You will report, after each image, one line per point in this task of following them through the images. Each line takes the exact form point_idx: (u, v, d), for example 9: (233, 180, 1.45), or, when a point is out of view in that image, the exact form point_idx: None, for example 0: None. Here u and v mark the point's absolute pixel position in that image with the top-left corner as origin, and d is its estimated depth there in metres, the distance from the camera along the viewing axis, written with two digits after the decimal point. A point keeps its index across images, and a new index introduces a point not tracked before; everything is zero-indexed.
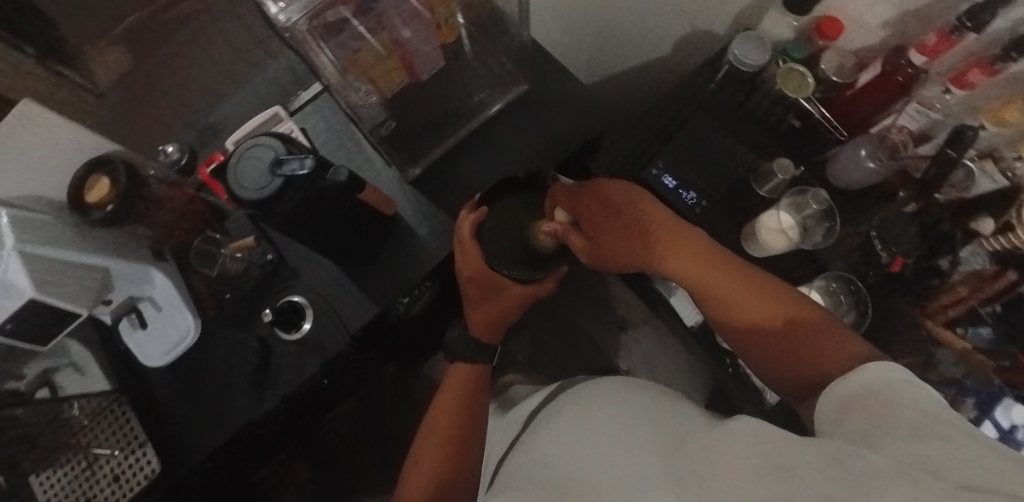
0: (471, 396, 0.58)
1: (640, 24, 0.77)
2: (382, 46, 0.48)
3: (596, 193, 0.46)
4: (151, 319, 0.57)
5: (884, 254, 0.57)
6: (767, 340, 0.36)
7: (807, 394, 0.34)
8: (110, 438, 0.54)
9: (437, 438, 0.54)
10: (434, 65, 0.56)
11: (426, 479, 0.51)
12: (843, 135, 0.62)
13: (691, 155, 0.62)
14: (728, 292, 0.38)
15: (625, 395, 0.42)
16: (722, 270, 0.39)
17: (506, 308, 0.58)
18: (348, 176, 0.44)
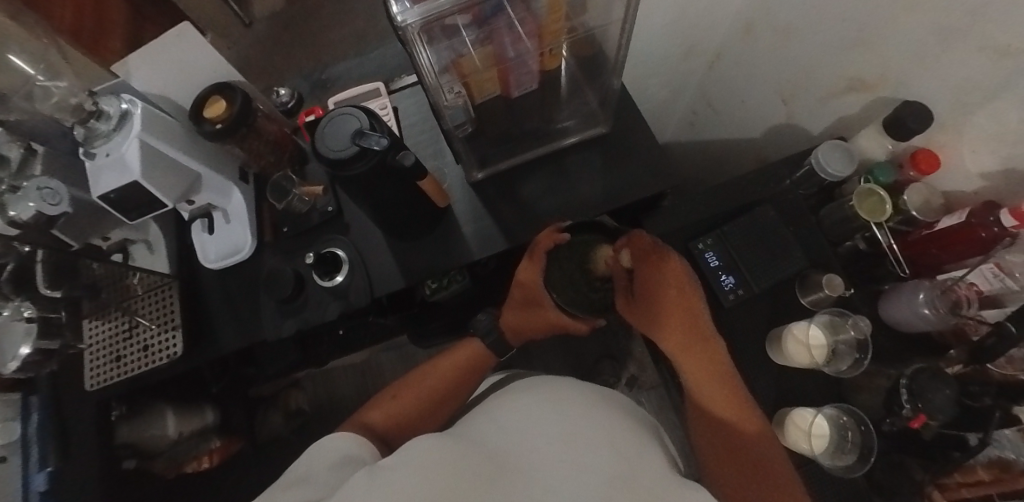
0: (468, 372, 0.62)
1: (755, 99, 0.78)
2: (484, 67, 0.53)
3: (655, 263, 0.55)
4: (218, 227, 0.64)
5: (906, 407, 0.52)
6: (725, 417, 0.49)
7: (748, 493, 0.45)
8: (152, 312, 0.61)
9: (421, 390, 0.59)
10: (523, 86, 0.60)
11: (391, 414, 0.56)
12: (905, 273, 0.60)
13: (747, 246, 0.61)
14: (714, 398, 0.50)
15: (587, 407, 0.49)
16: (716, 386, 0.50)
17: (533, 327, 0.61)
18: (413, 162, 0.49)
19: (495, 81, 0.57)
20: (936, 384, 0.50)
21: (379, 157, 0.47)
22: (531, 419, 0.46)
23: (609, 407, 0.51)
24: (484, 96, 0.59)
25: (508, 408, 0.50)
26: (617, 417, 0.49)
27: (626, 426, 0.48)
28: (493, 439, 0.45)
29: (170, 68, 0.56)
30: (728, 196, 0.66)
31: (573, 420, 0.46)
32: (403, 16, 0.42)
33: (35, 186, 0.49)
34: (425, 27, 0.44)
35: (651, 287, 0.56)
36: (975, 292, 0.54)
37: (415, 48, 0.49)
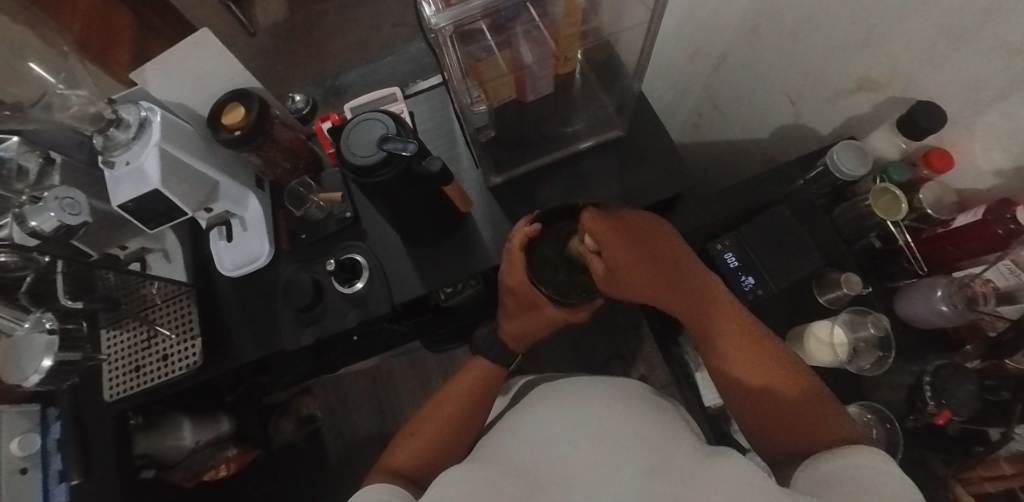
0: (482, 390, 0.61)
1: (762, 101, 0.79)
2: (504, 70, 0.53)
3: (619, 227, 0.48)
4: (235, 235, 0.63)
5: (930, 404, 0.52)
6: (748, 368, 0.45)
7: (779, 433, 0.42)
8: (172, 321, 0.60)
9: (438, 420, 0.58)
10: (539, 90, 0.60)
11: (414, 453, 0.56)
12: (922, 271, 0.61)
13: (765, 246, 0.62)
14: (725, 332, 0.47)
15: (612, 400, 0.49)
16: (726, 321, 0.47)
17: (534, 328, 0.59)
18: (439, 168, 0.49)
19: (512, 86, 0.58)
20: (959, 380, 0.51)
21: (405, 162, 0.47)
22: (556, 426, 0.46)
23: (631, 399, 0.51)
24: (501, 100, 0.60)
25: (530, 418, 0.50)
26: (643, 409, 0.48)
27: (652, 415, 0.48)
28: (520, 454, 0.45)
29: (189, 78, 0.56)
30: (742, 197, 0.67)
31: (598, 417, 0.46)
32: (440, 18, 0.42)
33: (55, 196, 0.48)
34: (456, 29, 0.45)
35: (629, 255, 0.47)
36: (991, 288, 0.53)
37: (442, 50, 0.49)
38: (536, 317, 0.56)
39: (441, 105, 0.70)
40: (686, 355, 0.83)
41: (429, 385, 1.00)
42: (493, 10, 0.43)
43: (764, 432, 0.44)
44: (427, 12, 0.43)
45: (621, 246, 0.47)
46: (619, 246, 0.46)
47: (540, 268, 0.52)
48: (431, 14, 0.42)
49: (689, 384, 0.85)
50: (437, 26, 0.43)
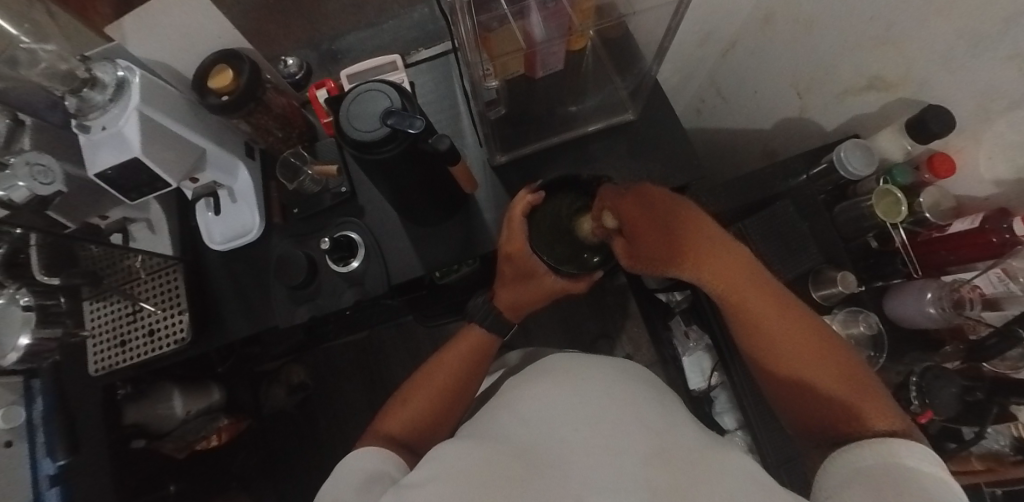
0: (475, 360, 0.60)
1: (767, 92, 0.77)
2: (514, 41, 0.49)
3: (635, 195, 0.47)
4: (224, 206, 0.60)
5: (910, 405, 0.55)
6: (790, 350, 0.44)
7: (823, 422, 0.42)
8: (156, 296, 0.59)
9: (431, 386, 0.58)
10: (549, 67, 0.57)
11: (407, 420, 0.56)
12: (915, 275, 0.62)
13: (764, 239, 0.62)
14: (760, 307, 0.45)
15: (612, 383, 0.49)
16: (758, 289, 0.45)
17: (530, 298, 0.59)
18: (447, 147, 0.46)
19: (521, 63, 0.55)
20: (943, 382, 0.53)
21: (408, 140, 0.44)
22: (550, 404, 0.46)
23: (629, 382, 0.50)
24: (507, 76, 0.56)
25: (526, 394, 0.49)
26: (642, 394, 0.48)
27: (652, 402, 0.47)
28: (519, 432, 0.43)
29: (171, 36, 0.51)
30: (748, 191, 0.66)
31: (597, 397, 0.45)
32: None
33: (26, 162, 0.45)
34: None
35: (642, 227, 0.46)
36: (977, 295, 0.56)
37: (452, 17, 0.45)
38: (533, 286, 0.57)
39: (442, 77, 0.67)
40: (675, 340, 0.85)
41: (419, 358, 1.01)
42: None
43: (810, 418, 0.43)
44: None
45: (635, 213, 0.46)
46: (633, 222, 0.46)
47: (539, 235, 0.53)
48: None
49: (676, 367, 0.87)
50: None
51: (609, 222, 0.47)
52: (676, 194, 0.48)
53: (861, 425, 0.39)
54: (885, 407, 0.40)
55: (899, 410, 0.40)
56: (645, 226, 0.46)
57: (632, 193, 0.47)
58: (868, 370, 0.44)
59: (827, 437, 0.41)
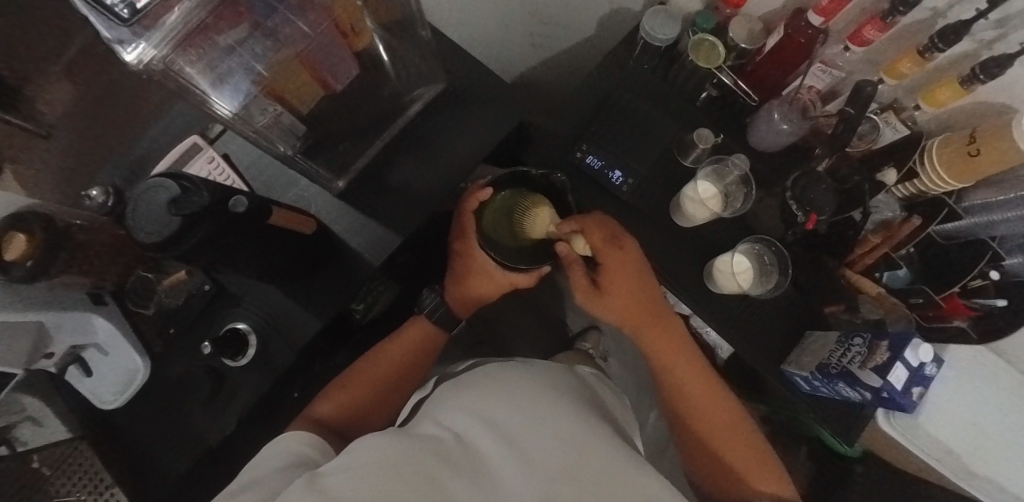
0: (420, 353, 0.61)
1: (572, 1, 0.77)
2: (272, 68, 0.42)
3: (620, 250, 0.54)
4: (96, 363, 0.58)
5: (799, 213, 0.57)
6: (702, 403, 0.57)
7: (705, 458, 0.56)
8: (74, 489, 0.52)
9: (371, 376, 0.56)
10: (345, 73, 0.50)
11: (343, 405, 0.52)
12: (756, 101, 0.63)
13: (617, 137, 0.63)
14: (681, 366, 0.58)
15: (558, 401, 0.36)
16: (683, 360, 0.58)
17: (486, 291, 0.62)
18: (247, 204, 0.45)
19: (310, 82, 0.48)
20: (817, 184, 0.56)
21: (208, 219, 0.42)
22: (487, 410, 0.34)
23: (575, 400, 0.38)
24: (307, 102, 0.49)
25: (464, 394, 0.37)
26: (592, 417, 0.36)
27: (600, 425, 0.36)
28: (449, 439, 0.32)
29: None
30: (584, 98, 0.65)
31: (539, 414, 0.33)
32: (148, 45, 0.33)
33: None
34: (170, 48, 0.34)
35: (618, 280, 0.55)
36: (814, 94, 0.60)
37: (177, 73, 0.38)
38: (489, 284, 0.60)
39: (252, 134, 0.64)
40: None
41: None
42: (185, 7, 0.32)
43: (697, 448, 0.57)
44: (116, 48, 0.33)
45: (614, 265, 0.55)
46: (604, 257, 0.54)
47: (491, 234, 0.56)
48: (127, 48, 0.32)
49: None
50: (137, 62, 0.33)
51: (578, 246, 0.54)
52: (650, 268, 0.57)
53: (757, 483, 0.52)
54: (782, 478, 0.53)
55: (786, 476, 0.53)
56: (615, 277, 0.55)
57: (618, 245, 0.54)
58: (752, 425, 0.58)
59: (718, 472, 0.55)
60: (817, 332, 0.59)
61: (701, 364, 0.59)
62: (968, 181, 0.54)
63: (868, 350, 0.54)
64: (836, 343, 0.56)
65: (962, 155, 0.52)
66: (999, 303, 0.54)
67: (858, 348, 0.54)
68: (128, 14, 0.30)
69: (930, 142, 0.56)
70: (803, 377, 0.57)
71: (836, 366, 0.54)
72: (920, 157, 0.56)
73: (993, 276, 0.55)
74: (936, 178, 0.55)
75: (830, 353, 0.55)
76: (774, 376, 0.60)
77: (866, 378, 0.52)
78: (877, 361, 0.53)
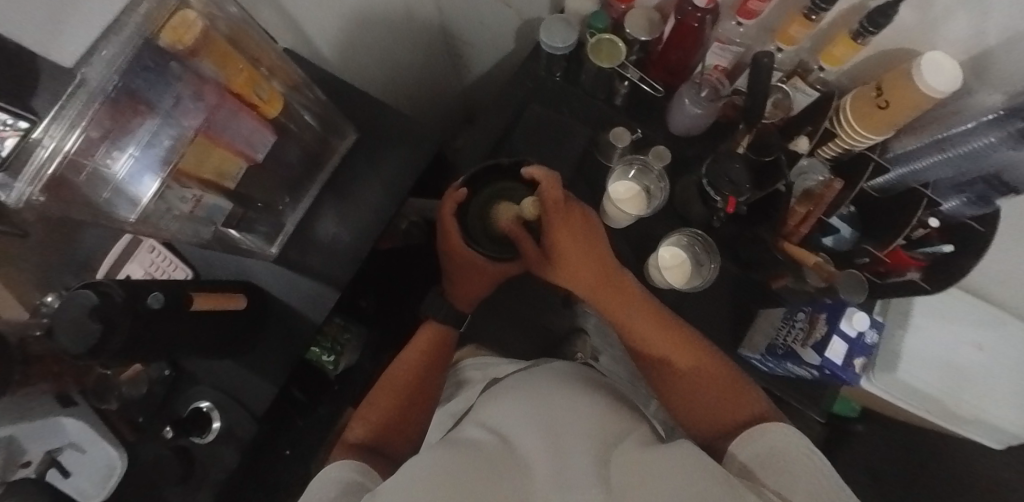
0: (436, 356, 0.61)
1: (484, 18, 0.77)
2: (186, 155, 0.48)
3: (568, 211, 0.52)
4: (71, 466, 0.58)
5: (718, 198, 0.56)
6: (669, 355, 0.49)
7: (697, 408, 0.45)
8: None
9: (391, 389, 0.56)
10: (260, 145, 0.55)
11: (375, 422, 0.52)
12: (663, 91, 0.63)
13: (536, 150, 0.64)
14: (639, 318, 0.51)
15: (570, 391, 0.42)
16: (642, 306, 0.52)
17: (481, 287, 0.61)
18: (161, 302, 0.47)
19: (225, 154, 0.52)
20: (729, 163, 0.53)
21: (127, 315, 0.44)
22: (514, 410, 0.39)
23: (586, 386, 0.45)
24: (232, 177, 0.55)
25: (490, 405, 0.42)
26: (595, 395, 0.43)
27: (604, 399, 0.42)
28: (486, 436, 0.37)
29: None
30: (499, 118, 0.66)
31: (557, 407, 0.39)
32: (23, 183, 0.39)
33: None
34: (47, 177, 0.40)
35: (567, 241, 0.52)
36: (720, 73, 0.60)
37: (72, 187, 0.44)
38: (483, 279, 0.59)
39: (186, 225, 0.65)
40: None
41: None
42: (55, 138, 0.38)
43: (682, 403, 0.47)
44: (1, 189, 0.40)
45: (564, 224, 0.51)
46: (551, 207, 0.51)
47: (469, 230, 0.57)
48: (10, 189, 0.39)
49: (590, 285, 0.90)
50: (20, 198, 0.39)
51: (532, 211, 0.53)
52: (600, 226, 0.55)
53: (737, 414, 0.42)
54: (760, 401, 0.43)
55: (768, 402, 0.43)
56: (568, 230, 0.51)
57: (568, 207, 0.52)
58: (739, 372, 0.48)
59: (705, 417, 0.44)
60: (766, 311, 0.60)
61: (660, 309, 0.53)
62: (884, 130, 0.52)
63: (808, 325, 0.55)
64: (781, 321, 0.56)
65: (870, 108, 0.51)
66: (943, 248, 0.53)
67: (799, 325, 0.55)
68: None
69: (842, 100, 0.55)
70: (757, 359, 0.58)
71: (781, 346, 0.56)
72: (835, 117, 0.55)
73: (932, 223, 0.54)
74: (850, 134, 0.54)
75: (775, 334, 0.57)
76: (734, 360, 0.61)
77: (808, 354, 0.54)
78: (817, 337, 0.54)
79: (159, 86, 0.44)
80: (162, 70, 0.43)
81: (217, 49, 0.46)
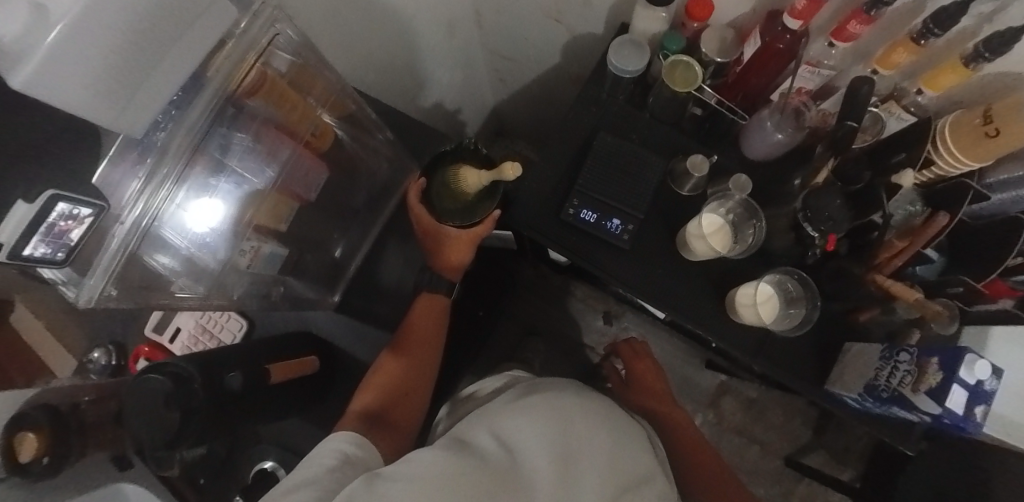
0: (432, 335, 0.59)
1: (534, 35, 0.73)
2: (246, 199, 0.48)
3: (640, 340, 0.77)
4: None
5: (815, 234, 0.55)
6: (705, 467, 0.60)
7: None
8: None
9: (390, 368, 0.55)
10: (313, 184, 0.55)
11: (373, 398, 0.52)
12: (744, 118, 0.59)
13: (604, 183, 0.59)
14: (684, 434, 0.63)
15: (590, 416, 0.43)
16: (693, 437, 0.63)
17: (463, 250, 0.59)
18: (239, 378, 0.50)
19: (283, 200, 0.52)
20: (822, 196, 0.54)
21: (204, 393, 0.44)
22: (535, 417, 0.40)
23: (606, 412, 0.46)
24: (283, 220, 0.53)
25: (505, 403, 0.43)
26: (612, 421, 0.44)
27: (618, 435, 0.43)
28: (494, 437, 0.38)
29: None
30: (563, 148, 0.62)
31: (576, 433, 0.40)
32: (94, 276, 0.36)
33: None
34: (118, 262, 0.37)
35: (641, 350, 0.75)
36: (804, 95, 0.56)
37: (144, 266, 0.42)
38: (459, 250, 0.59)
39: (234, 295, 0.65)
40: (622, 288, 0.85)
41: None
42: (127, 218, 0.36)
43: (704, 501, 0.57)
44: (71, 285, 0.37)
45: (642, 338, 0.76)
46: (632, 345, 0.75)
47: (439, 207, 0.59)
48: (82, 282, 0.36)
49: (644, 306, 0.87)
50: (92, 291, 0.36)
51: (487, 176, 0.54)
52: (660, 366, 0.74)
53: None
54: None
55: None
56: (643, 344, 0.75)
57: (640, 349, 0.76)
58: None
59: None
60: (858, 344, 0.56)
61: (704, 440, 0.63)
62: (988, 157, 0.48)
63: (917, 370, 0.48)
64: (881, 361, 0.52)
65: (977, 136, 0.47)
66: None
67: (905, 367, 0.49)
68: (63, 255, 0.32)
69: (939, 123, 0.51)
70: (851, 398, 0.55)
71: (887, 389, 0.50)
72: (933, 142, 0.51)
73: None
74: (950, 160, 0.50)
75: (878, 373, 0.51)
76: (819, 397, 0.59)
77: (921, 402, 0.47)
78: (930, 385, 0.47)
79: (220, 139, 0.42)
80: (221, 121, 0.41)
81: (274, 89, 0.44)
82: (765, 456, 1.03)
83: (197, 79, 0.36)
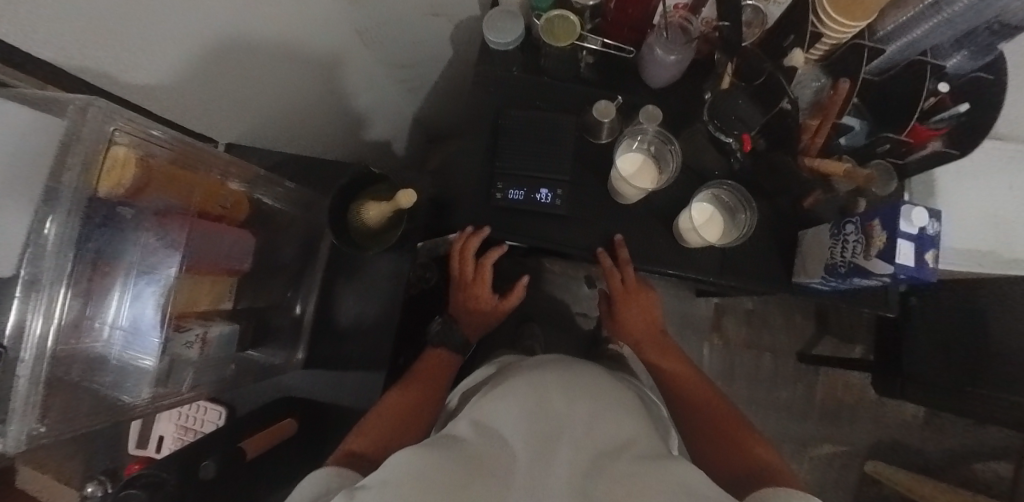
0: (435, 370, 0.59)
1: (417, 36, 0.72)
2: (176, 296, 0.46)
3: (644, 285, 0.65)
4: None
5: (730, 138, 0.58)
6: (701, 403, 0.54)
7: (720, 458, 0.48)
8: None
9: (392, 400, 0.53)
10: (245, 250, 0.54)
11: (374, 427, 0.49)
12: (632, 51, 0.60)
13: (524, 157, 0.58)
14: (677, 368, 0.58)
15: (569, 391, 0.42)
16: (687, 370, 0.58)
17: (482, 288, 0.65)
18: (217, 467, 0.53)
19: (213, 276, 0.51)
20: (732, 101, 0.55)
21: None
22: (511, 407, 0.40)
23: (593, 387, 0.45)
24: (225, 296, 0.53)
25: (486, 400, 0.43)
26: (599, 394, 0.43)
27: (604, 401, 0.42)
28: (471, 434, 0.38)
29: None
30: (476, 136, 0.62)
31: (555, 411, 0.39)
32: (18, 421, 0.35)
33: None
34: (34, 402, 0.35)
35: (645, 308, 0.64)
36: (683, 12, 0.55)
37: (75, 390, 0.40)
38: (479, 286, 0.65)
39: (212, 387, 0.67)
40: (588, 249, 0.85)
41: None
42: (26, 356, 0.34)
43: (703, 446, 0.50)
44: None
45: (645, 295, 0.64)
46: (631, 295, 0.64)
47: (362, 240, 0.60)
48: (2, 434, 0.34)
49: None
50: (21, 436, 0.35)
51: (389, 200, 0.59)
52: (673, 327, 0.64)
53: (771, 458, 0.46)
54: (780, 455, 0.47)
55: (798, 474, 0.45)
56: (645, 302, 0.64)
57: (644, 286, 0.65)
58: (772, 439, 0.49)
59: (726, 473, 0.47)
60: (811, 230, 0.57)
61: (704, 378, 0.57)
62: (868, 15, 0.48)
63: (864, 237, 0.48)
64: (833, 239, 0.52)
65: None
66: (961, 109, 0.52)
67: (854, 237, 0.50)
68: None
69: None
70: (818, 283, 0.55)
71: (844, 263, 0.51)
72: (815, 16, 0.50)
73: (942, 89, 0.52)
74: (838, 27, 0.50)
75: (834, 252, 0.52)
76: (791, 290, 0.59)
77: (875, 267, 0.47)
78: (879, 246, 0.47)
79: (116, 240, 0.41)
80: (111, 222, 0.40)
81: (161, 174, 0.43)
82: (780, 359, 1.05)
83: (52, 189, 0.34)
